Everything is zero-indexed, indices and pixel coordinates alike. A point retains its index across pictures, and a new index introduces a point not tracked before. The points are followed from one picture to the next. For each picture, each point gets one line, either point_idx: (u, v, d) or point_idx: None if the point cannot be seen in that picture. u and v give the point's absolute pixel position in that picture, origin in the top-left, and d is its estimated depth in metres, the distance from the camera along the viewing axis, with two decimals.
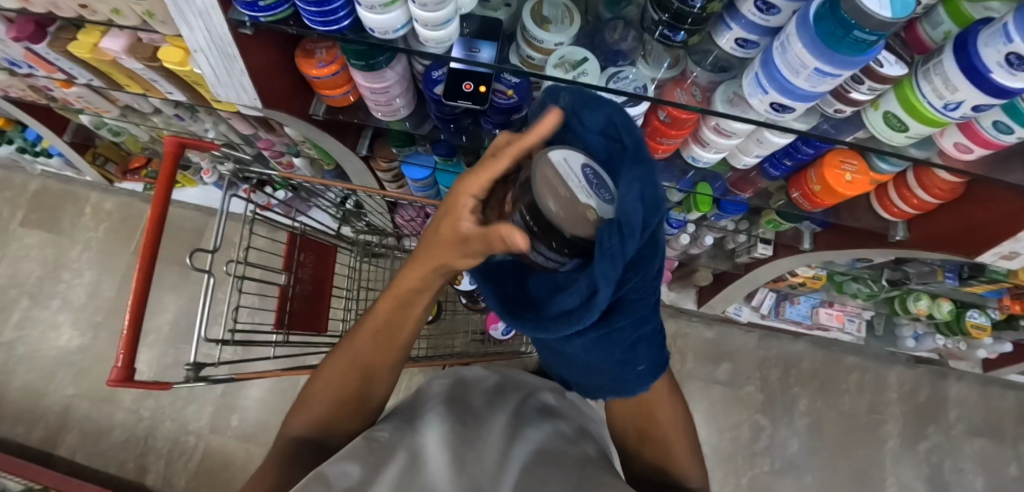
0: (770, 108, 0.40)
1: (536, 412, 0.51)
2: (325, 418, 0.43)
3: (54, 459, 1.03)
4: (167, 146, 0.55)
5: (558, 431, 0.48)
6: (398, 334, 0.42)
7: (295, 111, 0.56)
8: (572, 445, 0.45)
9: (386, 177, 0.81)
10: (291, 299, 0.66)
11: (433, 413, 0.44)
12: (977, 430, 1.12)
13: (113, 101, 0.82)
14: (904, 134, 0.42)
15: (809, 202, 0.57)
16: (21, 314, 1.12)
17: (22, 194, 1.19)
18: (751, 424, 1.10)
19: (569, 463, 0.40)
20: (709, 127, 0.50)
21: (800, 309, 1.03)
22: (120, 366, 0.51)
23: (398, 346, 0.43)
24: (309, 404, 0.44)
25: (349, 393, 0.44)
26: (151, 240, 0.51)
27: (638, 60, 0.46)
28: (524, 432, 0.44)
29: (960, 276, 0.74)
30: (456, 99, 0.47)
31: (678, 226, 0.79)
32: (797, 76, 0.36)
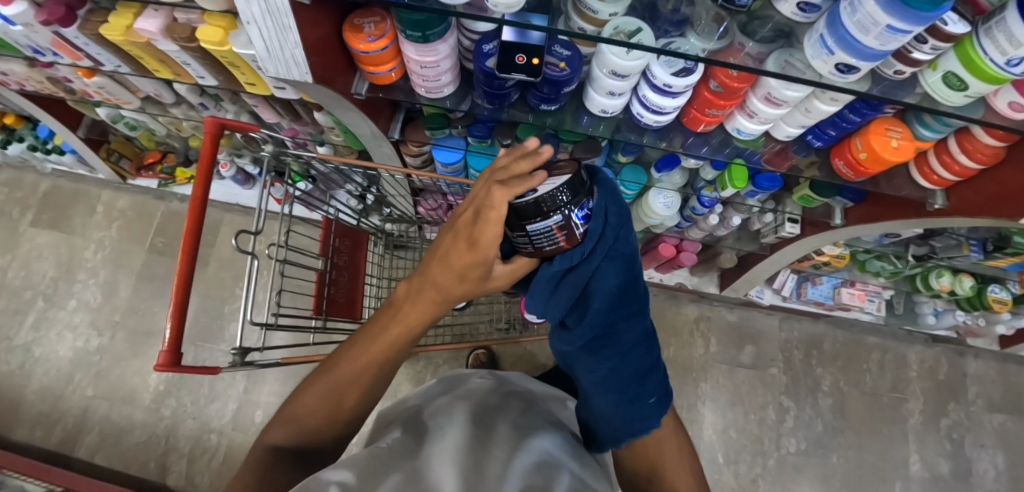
0: (835, 69, 0.41)
1: (543, 422, 0.50)
2: (313, 427, 0.43)
3: (73, 462, 1.01)
4: (208, 127, 0.55)
5: (566, 441, 0.47)
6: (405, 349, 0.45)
7: (338, 90, 0.55)
8: (577, 457, 0.44)
9: (415, 161, 0.81)
10: (328, 285, 0.66)
11: (447, 425, 0.44)
12: (997, 406, 1.14)
13: (134, 91, 0.81)
14: (962, 93, 0.42)
15: (852, 171, 0.57)
16: (36, 315, 1.10)
17: (33, 195, 1.17)
18: (776, 405, 1.12)
19: (577, 481, 0.37)
20: (759, 96, 0.50)
21: (822, 290, 1.04)
22: (167, 350, 0.49)
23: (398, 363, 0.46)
24: (303, 409, 0.43)
25: (344, 404, 0.43)
26: (195, 217, 0.50)
27: (688, 32, 0.46)
28: (532, 441, 0.43)
29: (985, 248, 0.76)
30: (509, 72, 0.47)
31: (708, 206, 0.80)
32: (866, 35, 0.36)
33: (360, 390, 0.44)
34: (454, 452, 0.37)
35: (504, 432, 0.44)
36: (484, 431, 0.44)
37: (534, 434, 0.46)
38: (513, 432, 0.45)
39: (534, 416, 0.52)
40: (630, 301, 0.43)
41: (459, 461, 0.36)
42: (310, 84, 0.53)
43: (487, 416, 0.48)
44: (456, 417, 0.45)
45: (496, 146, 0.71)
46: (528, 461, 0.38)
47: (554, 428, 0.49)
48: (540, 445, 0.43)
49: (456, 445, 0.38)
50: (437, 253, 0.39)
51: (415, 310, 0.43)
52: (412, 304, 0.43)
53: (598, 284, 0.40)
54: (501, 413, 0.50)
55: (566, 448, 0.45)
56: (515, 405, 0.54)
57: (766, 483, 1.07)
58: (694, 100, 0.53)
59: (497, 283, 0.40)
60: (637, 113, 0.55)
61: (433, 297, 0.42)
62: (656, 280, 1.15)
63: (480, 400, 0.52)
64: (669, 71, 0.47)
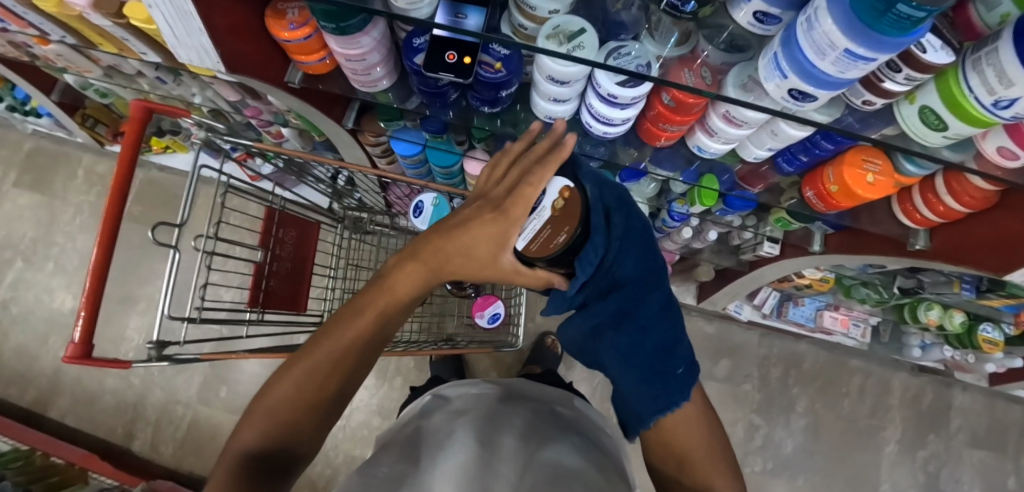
0: (788, 95, 0.35)
1: (555, 436, 0.50)
2: (292, 420, 0.38)
3: (44, 421, 1.04)
4: (134, 111, 0.52)
5: (571, 450, 0.47)
6: (387, 327, 0.43)
7: (269, 78, 0.52)
8: (590, 468, 0.44)
9: (376, 151, 0.78)
10: (267, 277, 0.63)
11: (461, 435, 0.44)
12: (979, 441, 1.09)
13: (95, 60, 0.77)
14: (941, 134, 0.37)
15: (823, 202, 0.52)
16: (15, 276, 1.11)
17: (16, 154, 1.16)
18: (746, 423, 1.09)
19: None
20: (718, 114, 0.45)
21: (804, 312, 1.00)
22: (77, 342, 0.48)
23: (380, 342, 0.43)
24: (276, 404, 0.37)
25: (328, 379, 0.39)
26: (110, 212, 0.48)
27: (643, 35, 0.41)
28: (537, 455, 0.43)
29: (977, 288, 0.70)
30: (437, 71, 0.43)
31: (680, 219, 0.76)
32: (822, 58, 0.30)
33: (340, 376, 0.40)
34: (455, 471, 0.37)
35: (510, 448, 0.43)
36: (489, 447, 0.42)
37: (540, 446, 0.45)
38: (518, 445, 0.44)
39: (545, 428, 0.51)
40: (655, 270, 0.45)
41: (460, 480, 0.36)
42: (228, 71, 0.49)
43: (490, 429, 0.47)
44: (459, 432, 0.45)
45: (452, 142, 0.67)
46: (539, 480, 0.38)
47: (561, 439, 0.49)
48: (550, 457, 0.43)
49: (460, 470, 0.37)
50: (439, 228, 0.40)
51: (406, 281, 0.41)
52: (402, 275, 0.41)
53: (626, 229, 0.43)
54: (502, 423, 0.49)
55: (574, 458, 0.45)
56: (521, 413, 0.54)
57: None
58: (648, 111, 0.48)
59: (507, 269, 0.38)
60: (585, 122, 0.50)
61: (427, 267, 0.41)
62: None
63: (482, 410, 0.52)
64: (614, 81, 0.42)
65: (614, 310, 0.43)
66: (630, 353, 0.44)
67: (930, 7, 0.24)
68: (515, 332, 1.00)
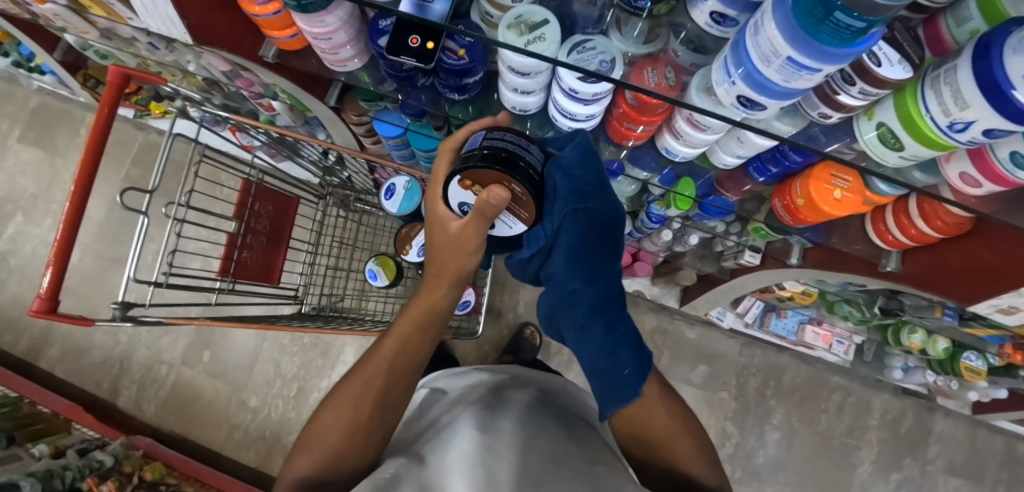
0: (737, 102, 0.34)
1: (550, 423, 0.50)
2: (337, 448, 0.40)
3: (34, 371, 1.08)
4: (111, 76, 0.52)
5: (573, 439, 0.49)
6: (421, 346, 0.45)
7: (241, 51, 0.52)
8: (583, 456, 0.45)
9: (360, 130, 0.77)
10: (239, 248, 0.64)
11: (461, 422, 0.45)
12: (956, 469, 1.08)
13: (93, 22, 0.73)
14: (898, 154, 0.35)
15: (790, 216, 0.51)
16: (15, 229, 1.15)
17: (22, 109, 1.19)
18: (719, 431, 1.09)
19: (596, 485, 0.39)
20: (683, 117, 0.44)
21: (786, 324, 0.99)
22: (43, 297, 0.49)
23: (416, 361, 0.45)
24: (324, 434, 0.41)
25: (371, 397, 0.42)
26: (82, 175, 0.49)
27: (610, 31, 0.41)
28: (536, 440, 0.44)
29: (961, 315, 0.69)
30: (399, 54, 0.42)
31: (659, 222, 0.75)
32: (768, 66, 0.29)
33: (377, 395, 0.42)
34: (460, 463, 0.38)
35: (506, 432, 0.44)
36: (489, 432, 0.43)
37: (540, 433, 0.46)
38: (519, 429, 0.45)
39: (544, 410, 0.53)
40: (605, 251, 0.49)
41: (464, 474, 0.37)
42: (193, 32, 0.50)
43: (489, 414, 0.47)
44: (460, 420, 0.46)
45: (432, 127, 0.67)
46: (541, 466, 0.39)
47: (560, 425, 0.50)
48: (548, 445, 0.44)
49: (460, 457, 0.38)
50: (434, 242, 0.43)
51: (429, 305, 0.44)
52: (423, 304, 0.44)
53: (577, 226, 0.45)
54: (503, 409, 0.50)
55: (570, 448, 0.46)
56: (523, 400, 0.54)
57: None
58: (613, 109, 0.47)
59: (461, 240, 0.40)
60: (553, 117, 0.49)
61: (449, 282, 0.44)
62: None
63: (482, 397, 0.53)
64: (575, 75, 0.41)
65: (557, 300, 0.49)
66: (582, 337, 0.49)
67: (870, 16, 0.22)
68: (478, 324, 1.02)
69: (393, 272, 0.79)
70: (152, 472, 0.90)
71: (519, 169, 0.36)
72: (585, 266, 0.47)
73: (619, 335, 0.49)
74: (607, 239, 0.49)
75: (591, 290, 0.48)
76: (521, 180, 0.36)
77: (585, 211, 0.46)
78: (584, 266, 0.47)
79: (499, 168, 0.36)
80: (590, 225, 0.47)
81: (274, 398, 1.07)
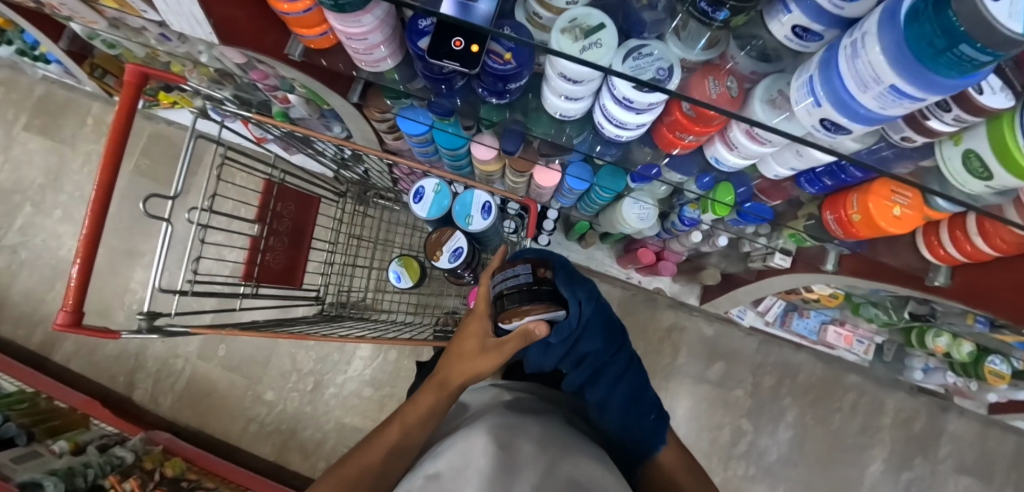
0: (819, 124, 0.32)
1: (578, 446, 0.48)
2: None
3: (49, 364, 1.08)
4: (129, 75, 0.50)
5: (593, 462, 0.46)
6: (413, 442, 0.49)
7: (267, 49, 0.49)
8: (611, 481, 0.44)
9: (382, 127, 0.74)
10: (263, 251, 0.63)
11: (479, 435, 0.43)
12: (967, 468, 1.09)
13: (101, 12, 0.69)
14: (984, 184, 0.34)
15: (842, 229, 0.49)
16: (24, 221, 1.13)
17: (27, 97, 1.15)
18: (733, 427, 1.10)
19: None
20: (740, 129, 0.42)
21: (808, 323, 0.99)
22: (68, 310, 0.47)
23: (406, 457, 0.48)
24: None
25: (361, 475, 0.46)
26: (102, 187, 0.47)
27: (667, 34, 0.38)
28: (557, 466, 0.41)
29: (992, 322, 0.69)
30: (442, 58, 0.40)
31: (690, 223, 0.73)
32: (864, 91, 0.27)
33: (376, 474, 0.46)
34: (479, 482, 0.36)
35: (530, 452, 0.42)
36: (507, 450, 0.41)
37: (560, 457, 0.43)
38: (538, 451, 0.42)
39: (566, 434, 0.50)
40: (608, 323, 0.61)
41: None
42: (217, 29, 0.47)
43: (508, 430, 0.44)
44: (476, 434, 0.43)
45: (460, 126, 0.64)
46: None
47: (578, 448, 0.47)
48: (568, 473, 0.41)
49: (485, 468, 0.37)
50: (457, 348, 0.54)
51: (426, 402, 0.51)
52: (420, 401, 0.52)
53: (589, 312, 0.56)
54: (521, 426, 0.46)
55: (599, 471, 0.44)
56: (542, 420, 0.51)
57: None
58: (665, 117, 0.45)
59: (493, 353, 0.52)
60: (598, 123, 0.47)
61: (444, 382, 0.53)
62: (634, 281, 1.05)
63: (501, 412, 0.50)
64: (630, 84, 0.39)
65: (589, 370, 0.60)
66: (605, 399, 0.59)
67: (1001, 52, 0.20)
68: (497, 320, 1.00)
69: (416, 273, 0.77)
70: (172, 468, 0.90)
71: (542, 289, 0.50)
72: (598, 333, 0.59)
73: (629, 386, 0.61)
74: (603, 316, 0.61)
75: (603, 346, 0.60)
76: (539, 299, 0.49)
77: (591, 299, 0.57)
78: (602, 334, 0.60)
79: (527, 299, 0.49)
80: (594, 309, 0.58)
81: (291, 392, 1.07)
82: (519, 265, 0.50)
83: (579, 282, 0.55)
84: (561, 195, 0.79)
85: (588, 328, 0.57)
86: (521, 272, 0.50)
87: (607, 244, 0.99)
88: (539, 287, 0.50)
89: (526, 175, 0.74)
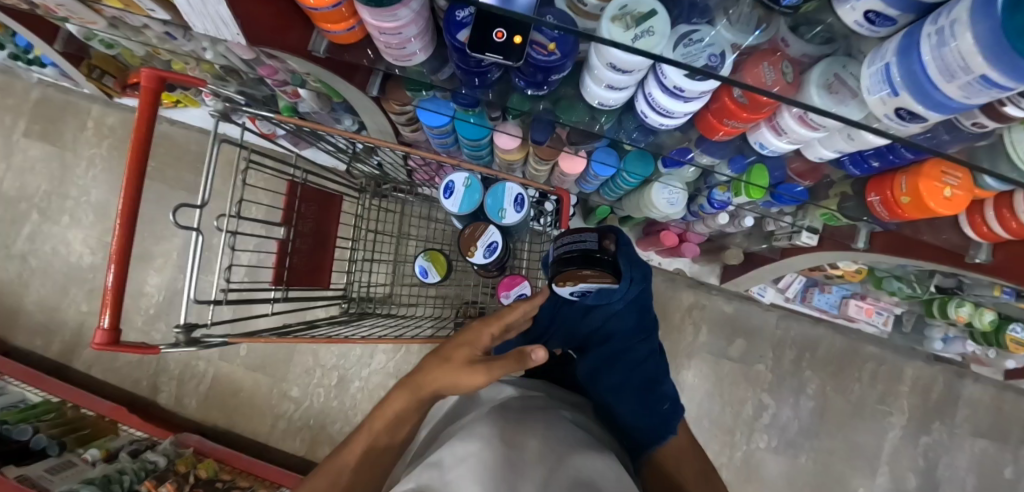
0: (893, 113, 0.31)
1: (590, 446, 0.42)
2: None
3: (71, 372, 1.08)
4: (145, 80, 0.48)
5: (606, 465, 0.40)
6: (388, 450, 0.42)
7: (292, 47, 0.47)
8: (624, 483, 0.39)
9: (401, 119, 0.72)
10: (290, 254, 0.62)
11: (482, 426, 0.38)
12: (983, 432, 1.12)
13: (100, 11, 0.66)
14: None
15: (888, 210, 0.49)
16: (32, 230, 1.11)
17: (23, 101, 1.11)
18: (755, 402, 1.11)
19: None
20: (791, 114, 0.41)
21: (828, 298, 1.00)
22: (105, 328, 0.46)
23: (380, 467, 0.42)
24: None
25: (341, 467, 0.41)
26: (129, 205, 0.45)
27: (719, 20, 0.36)
28: (567, 464, 0.36)
29: (1019, 293, 0.69)
30: (483, 51, 0.38)
31: (719, 206, 0.72)
32: (950, 79, 0.26)
33: (352, 474, 0.41)
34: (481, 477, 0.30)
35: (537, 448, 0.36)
36: (512, 445, 0.35)
37: (571, 455, 0.37)
38: (546, 449, 0.36)
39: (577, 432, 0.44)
40: (645, 306, 0.64)
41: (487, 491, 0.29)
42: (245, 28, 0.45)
43: (514, 425, 0.39)
44: (479, 426, 0.38)
45: (485, 116, 0.62)
46: None
47: (589, 448, 0.42)
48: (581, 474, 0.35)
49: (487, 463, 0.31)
50: (439, 352, 0.44)
51: (396, 405, 0.43)
52: (391, 402, 0.43)
53: (636, 296, 0.61)
54: (526, 421, 0.41)
55: (611, 475, 0.39)
56: (551, 415, 0.45)
57: (730, 472, 1.11)
58: (711, 104, 0.43)
59: (472, 376, 0.40)
60: (640, 111, 0.46)
61: (417, 390, 0.42)
62: (654, 263, 1.06)
63: (509, 406, 0.44)
64: (682, 73, 0.37)
65: (611, 351, 0.61)
66: (623, 382, 0.58)
67: None
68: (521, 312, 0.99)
69: (444, 267, 0.77)
70: (206, 470, 0.91)
71: (600, 260, 0.55)
72: (634, 315, 0.62)
73: (649, 374, 0.61)
74: (646, 306, 0.64)
75: (632, 325, 0.62)
76: (592, 267, 0.55)
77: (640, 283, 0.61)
78: (638, 318, 0.63)
79: (587, 266, 0.55)
80: (641, 293, 0.63)
81: (316, 388, 1.08)
82: (587, 233, 0.56)
83: (631, 265, 0.60)
84: (584, 181, 0.78)
85: (628, 307, 0.61)
86: (587, 237, 0.55)
87: (626, 227, 0.99)
88: (600, 254, 0.55)
89: (550, 163, 0.72)
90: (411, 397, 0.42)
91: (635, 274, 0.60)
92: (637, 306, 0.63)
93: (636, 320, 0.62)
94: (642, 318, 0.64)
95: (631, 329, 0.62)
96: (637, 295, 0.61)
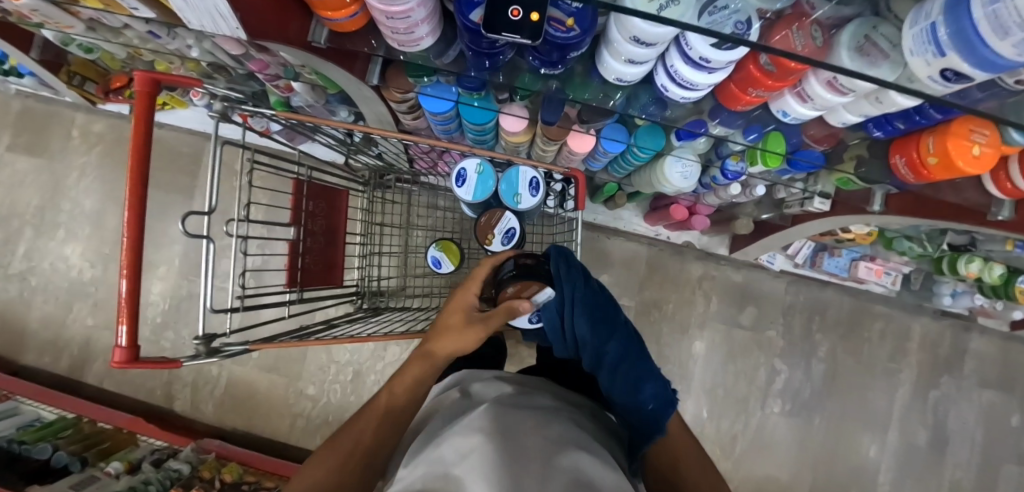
0: (937, 75, 0.30)
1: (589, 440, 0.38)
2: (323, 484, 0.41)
3: (84, 386, 1.07)
4: (140, 84, 0.46)
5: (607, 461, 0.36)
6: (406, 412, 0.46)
7: (292, 39, 0.45)
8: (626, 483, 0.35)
9: (402, 107, 0.70)
10: (302, 255, 0.60)
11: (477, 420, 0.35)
12: (989, 382, 1.14)
13: (79, 14, 0.63)
14: None
15: (913, 172, 0.48)
16: (28, 246, 1.08)
17: (4, 114, 1.08)
18: (767, 368, 1.13)
19: None
20: (819, 79, 0.39)
21: (838, 262, 1.00)
22: (124, 346, 0.45)
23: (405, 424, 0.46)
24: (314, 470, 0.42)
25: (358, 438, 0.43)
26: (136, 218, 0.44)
27: None
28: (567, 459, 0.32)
29: None
30: (498, 31, 0.36)
31: (732, 177, 0.70)
32: (1003, 37, 0.25)
33: (370, 442, 0.43)
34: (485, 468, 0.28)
35: (536, 442, 0.33)
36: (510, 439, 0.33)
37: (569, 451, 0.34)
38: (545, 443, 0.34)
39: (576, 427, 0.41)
40: (603, 305, 0.58)
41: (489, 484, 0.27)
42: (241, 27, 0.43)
43: (511, 419, 0.36)
44: (475, 419, 0.36)
45: (491, 98, 0.60)
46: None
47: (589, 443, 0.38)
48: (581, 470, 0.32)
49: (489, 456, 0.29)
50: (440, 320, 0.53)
51: (409, 372, 0.49)
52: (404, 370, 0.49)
53: (581, 298, 0.55)
54: (521, 415, 0.38)
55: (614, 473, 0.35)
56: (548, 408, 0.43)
57: (746, 438, 1.13)
58: (736, 73, 0.42)
59: (475, 328, 0.51)
60: (661, 84, 0.44)
61: (426, 355, 0.50)
62: (663, 238, 1.05)
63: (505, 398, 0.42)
64: (708, 41, 0.35)
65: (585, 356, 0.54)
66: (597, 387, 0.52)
67: None
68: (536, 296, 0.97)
69: (456, 256, 0.76)
70: (231, 474, 0.90)
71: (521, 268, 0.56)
72: (586, 317, 0.55)
73: (630, 373, 0.52)
74: (602, 303, 0.58)
75: (586, 325, 0.54)
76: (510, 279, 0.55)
77: (584, 287, 0.57)
78: (595, 318, 0.56)
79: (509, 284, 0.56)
80: (590, 295, 0.57)
81: (332, 384, 1.08)
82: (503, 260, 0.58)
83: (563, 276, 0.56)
84: (593, 159, 0.76)
85: (577, 311, 0.55)
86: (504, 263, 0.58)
87: (634, 202, 0.98)
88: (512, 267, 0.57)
89: (558, 143, 0.70)
90: (423, 360, 0.50)
91: (570, 280, 0.56)
92: (591, 307, 0.56)
93: (592, 319, 0.55)
94: (598, 317, 0.56)
95: (592, 334, 0.54)
96: (585, 297, 0.56)
